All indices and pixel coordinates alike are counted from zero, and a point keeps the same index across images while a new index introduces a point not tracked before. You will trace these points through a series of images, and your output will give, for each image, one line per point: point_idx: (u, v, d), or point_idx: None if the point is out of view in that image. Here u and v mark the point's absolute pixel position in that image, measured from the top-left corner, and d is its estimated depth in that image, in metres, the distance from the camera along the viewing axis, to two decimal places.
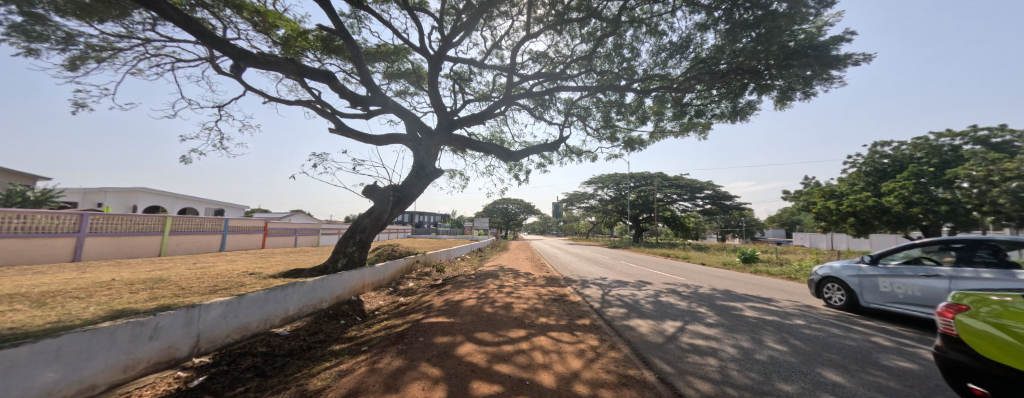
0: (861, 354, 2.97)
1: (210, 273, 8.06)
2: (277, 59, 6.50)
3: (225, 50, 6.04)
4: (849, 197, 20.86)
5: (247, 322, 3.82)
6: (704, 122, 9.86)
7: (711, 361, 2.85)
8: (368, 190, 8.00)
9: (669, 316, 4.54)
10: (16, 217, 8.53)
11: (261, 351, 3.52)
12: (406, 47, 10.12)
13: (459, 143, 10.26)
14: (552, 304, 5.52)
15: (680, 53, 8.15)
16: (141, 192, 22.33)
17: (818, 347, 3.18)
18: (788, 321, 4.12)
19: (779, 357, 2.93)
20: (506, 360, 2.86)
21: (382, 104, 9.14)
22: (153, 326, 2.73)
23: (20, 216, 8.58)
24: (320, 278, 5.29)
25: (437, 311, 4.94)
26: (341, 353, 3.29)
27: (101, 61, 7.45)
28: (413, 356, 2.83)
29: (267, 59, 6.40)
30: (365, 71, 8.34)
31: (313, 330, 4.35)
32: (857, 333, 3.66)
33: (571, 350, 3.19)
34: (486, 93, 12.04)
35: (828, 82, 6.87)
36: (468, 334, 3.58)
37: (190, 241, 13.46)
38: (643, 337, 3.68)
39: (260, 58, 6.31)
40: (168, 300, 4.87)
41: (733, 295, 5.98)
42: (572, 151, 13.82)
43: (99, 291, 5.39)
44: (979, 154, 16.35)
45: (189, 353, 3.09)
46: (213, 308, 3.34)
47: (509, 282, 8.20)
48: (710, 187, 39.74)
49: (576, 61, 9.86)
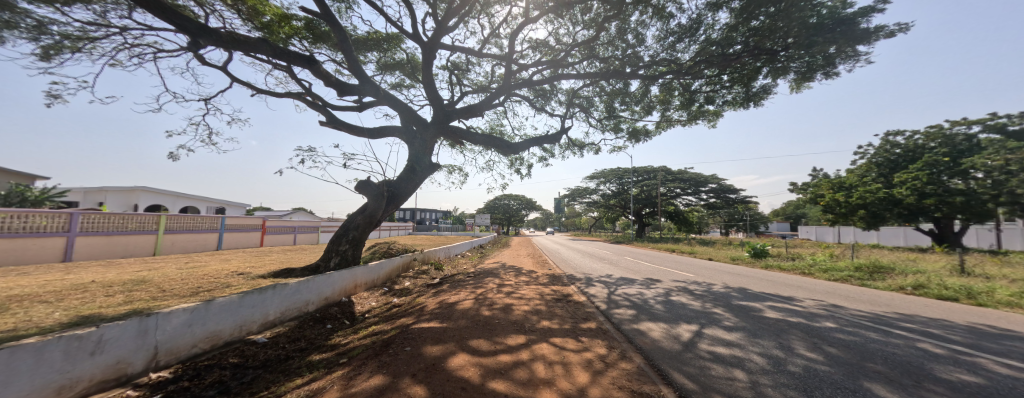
0: (911, 365, 2.57)
1: (197, 273, 7.72)
2: (253, 40, 6.06)
3: (190, 30, 5.53)
4: (859, 189, 20.14)
5: (218, 330, 3.46)
6: (714, 110, 9.41)
7: (740, 375, 2.44)
8: (360, 186, 7.61)
9: (683, 318, 4.14)
10: (14, 217, 8.40)
11: (231, 362, 3.17)
12: (399, 35, 9.64)
13: (457, 135, 9.84)
14: (554, 305, 5.15)
15: (689, 36, 7.67)
16: (142, 191, 22.15)
17: (859, 355, 2.78)
18: (815, 324, 3.73)
19: (816, 368, 2.53)
20: (504, 374, 2.48)
21: (374, 95, 8.69)
22: (97, 339, 2.34)
23: (18, 216, 8.44)
24: (304, 280, 4.94)
25: (429, 314, 4.58)
26: (318, 366, 2.94)
27: (77, 52, 7.09)
28: (396, 371, 2.47)
29: (238, 39, 5.92)
30: (353, 59, 7.83)
31: (294, 336, 4.01)
32: (898, 338, 3.27)
33: (576, 360, 2.82)
34: (485, 85, 11.58)
35: (853, 60, 6.42)
36: (461, 342, 3.20)
37: (185, 240, 13.18)
38: (656, 344, 3.29)
39: (228, 37, 5.84)
40: (142, 305, 4.55)
41: (750, 294, 5.58)
42: (574, 144, 13.31)
43: (71, 295, 5.08)
44: (996, 142, 15.80)
45: (143, 369, 2.71)
46: (174, 316, 2.97)
47: (510, 281, 7.79)
48: (715, 180, 39.22)
49: (577, 48, 9.39)
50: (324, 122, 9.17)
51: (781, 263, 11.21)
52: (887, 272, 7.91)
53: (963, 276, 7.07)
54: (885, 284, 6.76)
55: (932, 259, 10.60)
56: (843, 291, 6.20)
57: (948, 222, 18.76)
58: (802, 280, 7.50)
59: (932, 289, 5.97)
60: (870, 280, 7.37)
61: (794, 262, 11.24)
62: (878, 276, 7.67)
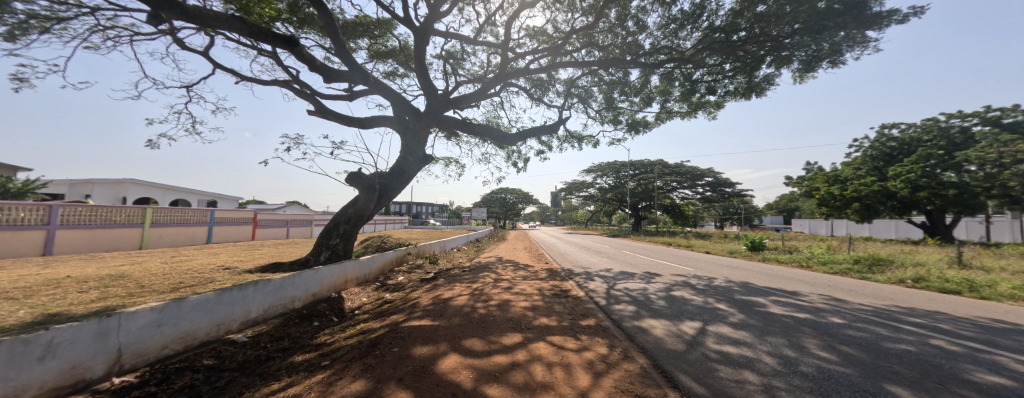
0: (930, 365, 2.44)
1: (181, 268, 7.43)
2: (225, 16, 5.67)
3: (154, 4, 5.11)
4: (853, 182, 20.25)
5: (191, 330, 3.21)
6: (715, 100, 9.22)
7: (751, 377, 2.28)
8: (351, 178, 7.33)
9: (685, 314, 4.00)
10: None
11: (205, 365, 2.95)
12: (391, 20, 9.24)
13: (451, 125, 9.52)
14: (553, 301, 4.98)
15: (692, 22, 7.41)
16: (130, 183, 21.59)
17: (873, 353, 2.65)
18: (823, 319, 3.60)
19: (831, 367, 2.39)
20: (499, 378, 2.29)
21: (364, 82, 8.32)
22: (46, 343, 2.06)
23: (3, 208, 8.14)
24: (290, 275, 4.71)
25: (422, 311, 4.38)
26: (298, 368, 2.74)
27: (45, 33, 6.63)
28: (381, 375, 2.27)
29: (207, 14, 5.51)
30: (340, 42, 7.42)
31: (278, 334, 3.80)
32: (910, 334, 3.15)
33: (577, 361, 2.65)
34: (480, 74, 11.29)
35: (861, 47, 6.26)
36: (453, 342, 3.01)
37: (173, 233, 12.81)
38: (659, 342, 3.13)
39: (194, 11, 5.41)
40: (117, 302, 4.30)
41: (753, 288, 5.45)
42: (572, 137, 13.09)
43: (42, 291, 4.80)
44: (990, 136, 15.84)
45: (105, 373, 2.46)
46: (140, 315, 2.71)
47: (507, 276, 7.60)
48: (711, 174, 39.29)
49: (576, 35, 9.07)
50: (312, 111, 8.81)
51: (778, 256, 11.19)
52: (886, 265, 7.87)
53: (962, 269, 7.04)
54: (885, 277, 6.73)
55: (927, 251, 10.65)
56: (846, 284, 6.10)
57: (940, 215, 18.96)
58: (803, 274, 7.42)
59: (933, 282, 5.91)
60: (869, 272, 7.33)
61: (792, 255, 11.22)
62: (877, 269, 7.63)
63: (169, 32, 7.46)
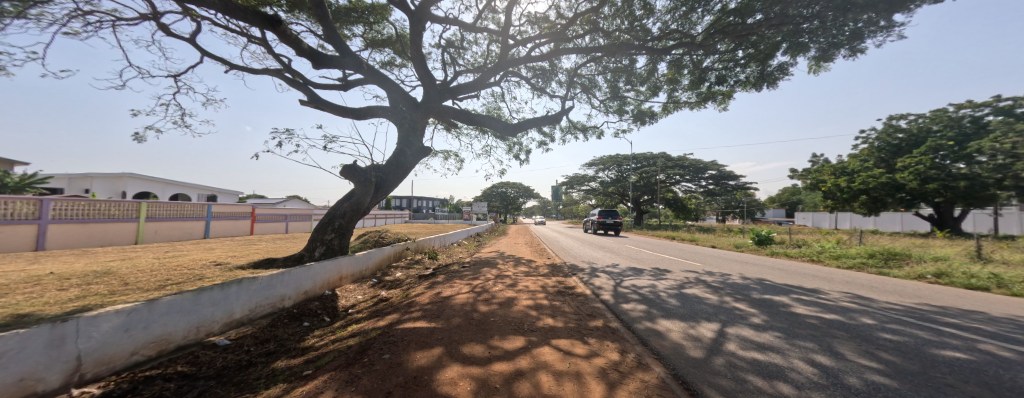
0: (987, 375, 2.16)
1: (171, 264, 7.13)
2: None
3: None
4: (861, 174, 19.83)
5: (165, 334, 2.96)
6: (725, 90, 8.81)
7: (788, 391, 1.99)
8: (345, 170, 7.00)
9: (701, 315, 3.73)
10: None
11: (179, 372, 2.70)
12: (386, 5, 8.81)
13: (449, 115, 9.12)
14: (557, 299, 4.72)
15: (701, 5, 6.99)
16: (129, 177, 21.33)
17: (919, 361, 2.37)
18: (853, 321, 3.31)
19: (875, 379, 2.11)
20: (500, 391, 2.02)
21: (357, 69, 7.93)
22: None
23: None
24: (279, 273, 4.45)
25: (419, 310, 4.13)
26: (280, 377, 2.48)
27: (20, 17, 6.23)
28: (367, 388, 2.00)
29: None
30: (330, 25, 7.02)
31: (263, 336, 3.56)
32: (952, 337, 2.87)
33: (587, 369, 2.37)
34: (480, 64, 10.87)
35: (885, 32, 5.89)
36: (450, 347, 2.74)
37: (169, 228, 12.56)
38: (677, 348, 2.85)
39: None
40: (95, 302, 4.03)
41: (769, 286, 5.19)
42: (576, 127, 12.62)
43: (19, 289, 4.56)
44: (1004, 125, 15.41)
45: (62, 384, 2.18)
46: (102, 320, 2.42)
47: (509, 272, 7.33)
48: (715, 167, 38.71)
49: (579, 21, 8.67)
50: (304, 100, 8.46)
51: (787, 250, 10.93)
52: (903, 259, 7.58)
53: (984, 264, 6.73)
54: (904, 272, 6.45)
55: (940, 244, 10.34)
56: (865, 280, 5.83)
57: (949, 208, 18.58)
58: (817, 269, 7.14)
59: (957, 277, 5.64)
60: (885, 267, 7.06)
61: (801, 249, 10.95)
62: (893, 263, 7.37)
63: (153, 17, 7.10)
